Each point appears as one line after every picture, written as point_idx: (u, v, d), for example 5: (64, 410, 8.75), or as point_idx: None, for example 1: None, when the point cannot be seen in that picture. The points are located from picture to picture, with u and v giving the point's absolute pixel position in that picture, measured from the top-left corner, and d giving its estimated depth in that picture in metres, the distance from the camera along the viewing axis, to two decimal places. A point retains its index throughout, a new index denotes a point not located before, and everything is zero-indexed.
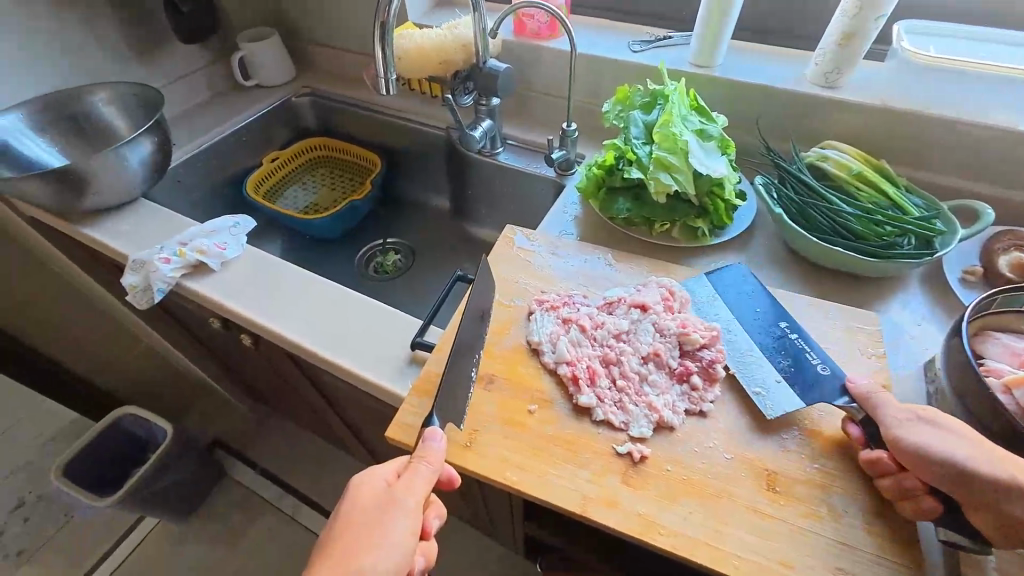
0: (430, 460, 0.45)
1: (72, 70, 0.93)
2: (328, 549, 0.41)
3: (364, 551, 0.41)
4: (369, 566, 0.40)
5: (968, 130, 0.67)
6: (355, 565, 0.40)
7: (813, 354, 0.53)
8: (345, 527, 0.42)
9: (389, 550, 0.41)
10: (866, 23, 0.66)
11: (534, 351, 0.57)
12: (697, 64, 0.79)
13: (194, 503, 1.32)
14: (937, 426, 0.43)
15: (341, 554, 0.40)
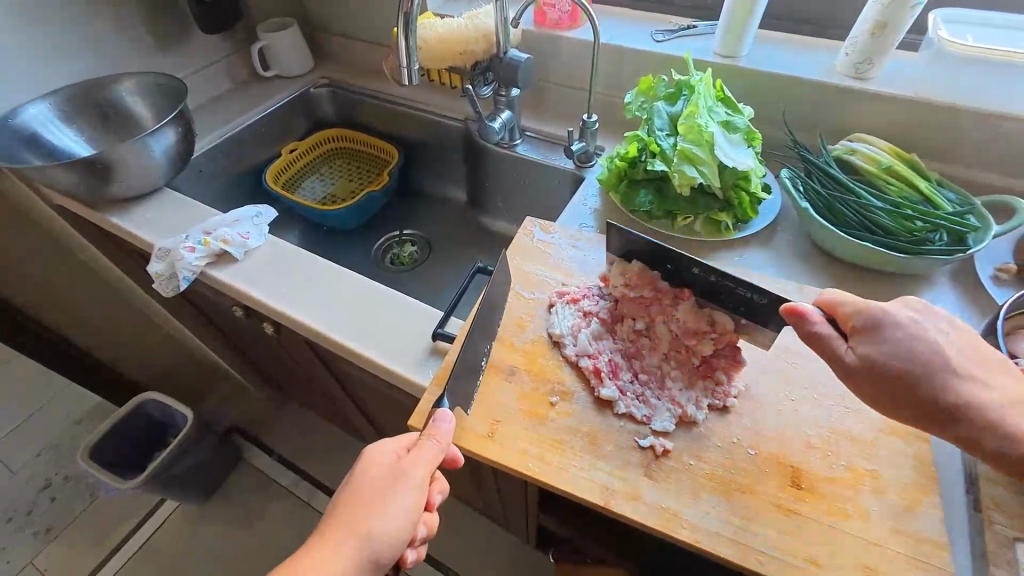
0: (438, 439, 0.46)
1: (98, 60, 0.94)
2: (338, 510, 0.43)
3: (371, 515, 0.43)
4: (375, 530, 0.42)
5: (1006, 123, 0.65)
6: (363, 529, 0.42)
7: (744, 288, 0.49)
8: (354, 492, 0.44)
9: (394, 517, 0.43)
10: (902, 12, 0.64)
11: (555, 344, 0.57)
12: (722, 54, 0.78)
13: (213, 486, 1.36)
14: (888, 376, 0.44)
15: (351, 517, 0.42)
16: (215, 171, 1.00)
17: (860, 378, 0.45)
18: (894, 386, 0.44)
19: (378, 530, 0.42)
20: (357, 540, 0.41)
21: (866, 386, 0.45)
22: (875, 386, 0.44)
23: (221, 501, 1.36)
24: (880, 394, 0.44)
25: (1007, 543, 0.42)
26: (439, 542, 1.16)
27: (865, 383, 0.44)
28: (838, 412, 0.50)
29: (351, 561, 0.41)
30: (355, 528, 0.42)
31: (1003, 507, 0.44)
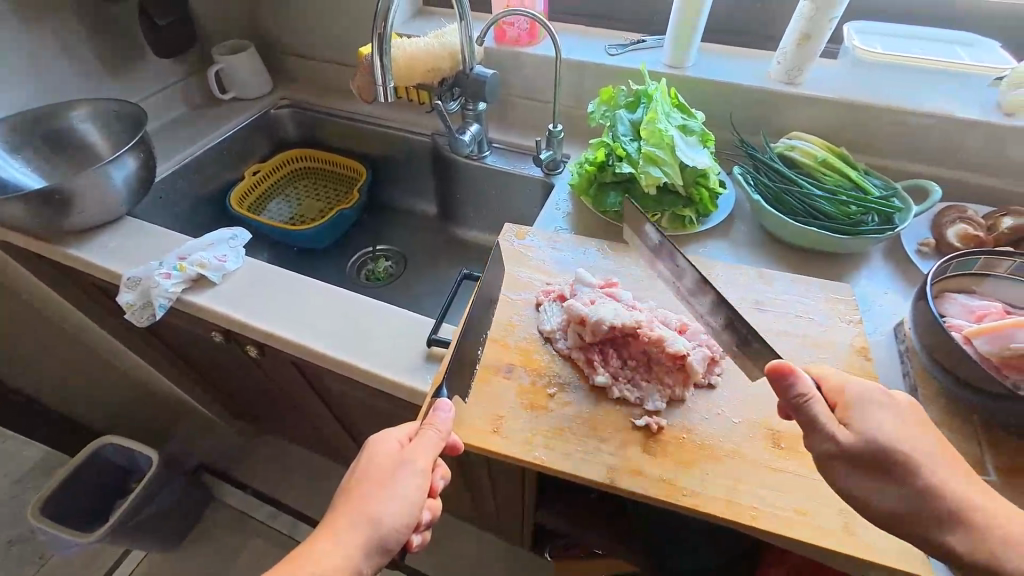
0: (438, 427, 0.48)
1: (42, 88, 0.90)
2: (345, 498, 0.44)
3: (378, 500, 0.44)
4: (381, 513, 0.43)
5: (913, 118, 0.74)
6: (370, 513, 0.43)
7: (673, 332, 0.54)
8: (360, 478, 0.45)
9: (399, 501, 0.44)
10: (822, 24, 0.73)
11: (546, 341, 0.60)
12: (670, 65, 0.85)
13: (184, 529, 1.28)
14: (877, 465, 0.42)
15: (357, 503, 0.44)
16: (176, 198, 0.97)
17: (844, 460, 0.42)
18: (885, 479, 0.41)
19: (384, 514, 0.43)
20: (365, 524, 0.43)
21: (851, 472, 0.42)
22: (864, 473, 0.42)
23: (195, 545, 1.29)
24: (870, 489, 0.42)
25: None
26: (431, 558, 1.15)
27: (851, 469, 0.42)
28: None
29: (360, 544, 0.42)
30: (363, 512, 0.43)
31: None
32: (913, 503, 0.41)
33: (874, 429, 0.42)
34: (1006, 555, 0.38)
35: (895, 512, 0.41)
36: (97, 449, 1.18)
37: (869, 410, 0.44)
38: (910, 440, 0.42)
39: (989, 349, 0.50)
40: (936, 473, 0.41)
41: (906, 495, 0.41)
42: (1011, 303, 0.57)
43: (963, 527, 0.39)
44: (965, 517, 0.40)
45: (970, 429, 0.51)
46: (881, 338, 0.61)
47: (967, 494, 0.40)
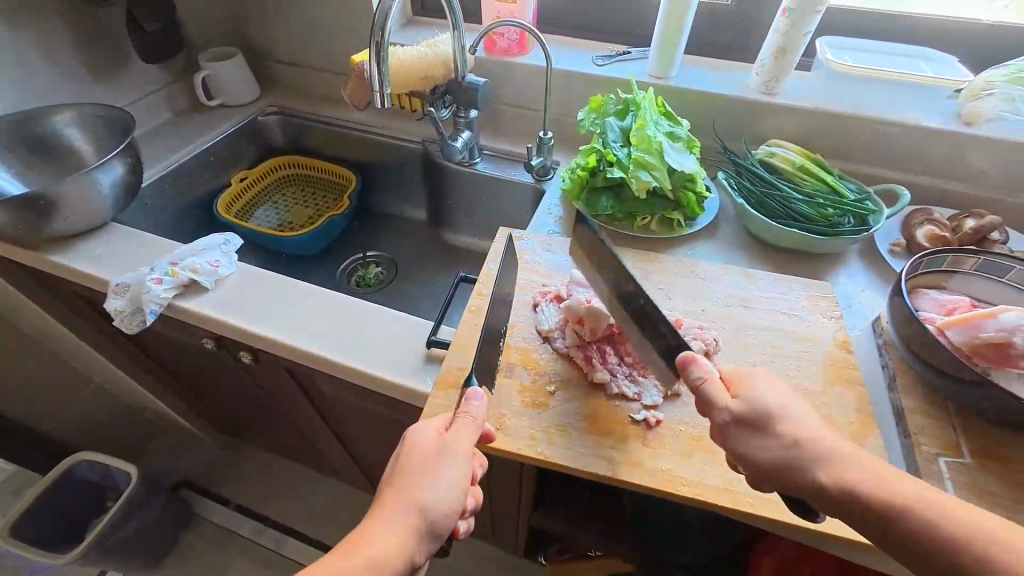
0: (474, 414, 0.49)
1: (22, 92, 0.88)
2: (391, 488, 0.45)
3: (426, 487, 0.45)
4: (431, 500, 0.44)
5: (882, 127, 0.79)
6: (420, 500, 0.44)
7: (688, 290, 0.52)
8: (406, 468, 0.45)
9: (446, 487, 0.45)
10: (797, 38, 0.77)
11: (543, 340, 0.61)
12: (655, 75, 0.89)
13: (164, 547, 1.23)
14: (757, 427, 0.44)
15: (406, 491, 0.44)
16: (162, 204, 0.96)
17: (733, 424, 0.45)
18: (768, 434, 0.44)
19: (433, 500, 0.44)
20: (416, 511, 0.43)
21: (738, 437, 0.45)
22: (748, 434, 0.44)
23: (175, 563, 1.24)
24: (753, 447, 0.44)
25: (932, 459, 0.50)
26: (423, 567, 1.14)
27: (737, 433, 0.45)
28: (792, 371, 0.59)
29: (413, 531, 0.43)
30: (413, 500, 0.44)
31: (926, 431, 0.53)
32: (789, 452, 0.43)
33: (757, 395, 0.46)
34: (862, 485, 0.41)
35: (774, 461, 0.43)
36: (71, 466, 1.12)
37: (756, 383, 0.47)
38: (788, 406, 0.45)
39: (961, 338, 0.53)
40: (803, 427, 0.44)
41: (781, 445, 0.43)
42: (978, 297, 0.61)
43: (825, 466, 0.42)
44: (827, 458, 0.42)
45: (946, 416, 0.54)
46: (861, 333, 0.65)
47: (836, 445, 0.43)
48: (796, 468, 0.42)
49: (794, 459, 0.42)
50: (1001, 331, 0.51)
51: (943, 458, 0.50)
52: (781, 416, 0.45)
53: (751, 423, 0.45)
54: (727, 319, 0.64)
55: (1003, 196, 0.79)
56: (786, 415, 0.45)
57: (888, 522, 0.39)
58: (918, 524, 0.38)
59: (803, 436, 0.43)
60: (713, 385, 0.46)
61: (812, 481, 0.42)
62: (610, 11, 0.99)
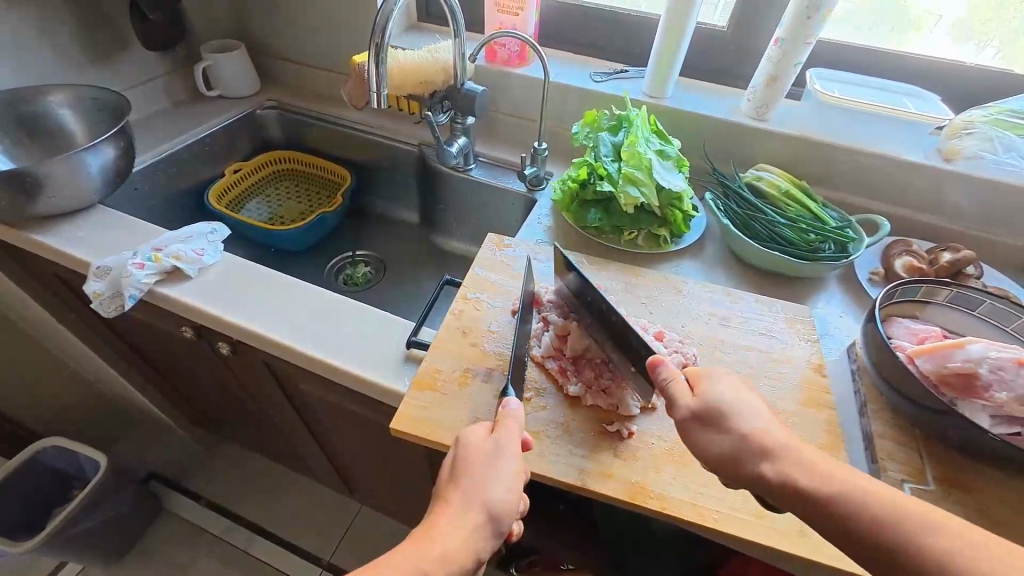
0: (516, 416, 0.50)
1: (18, 71, 0.88)
2: (453, 489, 0.46)
3: (487, 486, 0.46)
4: (492, 497, 0.46)
5: (866, 159, 0.81)
6: (482, 497, 0.45)
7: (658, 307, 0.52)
8: (466, 470, 0.47)
9: (505, 486, 0.46)
10: (787, 68, 0.79)
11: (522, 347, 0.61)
12: (650, 95, 0.91)
13: (128, 541, 1.20)
14: (714, 422, 0.45)
15: (468, 490, 0.46)
16: (152, 190, 0.95)
17: (692, 421, 0.45)
18: (719, 430, 0.45)
19: (494, 497, 0.46)
20: (480, 508, 0.45)
21: (696, 430, 0.45)
22: (701, 428, 0.45)
23: (138, 558, 1.21)
24: (707, 441, 0.45)
25: (897, 484, 0.51)
26: None
27: (695, 429, 0.45)
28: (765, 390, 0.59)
29: (479, 528, 0.44)
30: (477, 498, 0.45)
31: (893, 457, 0.53)
32: (738, 446, 0.43)
33: (716, 392, 0.46)
34: (799, 477, 0.40)
35: (727, 455, 0.43)
36: (36, 452, 1.09)
37: (715, 381, 0.48)
38: (742, 401, 0.46)
39: (930, 366, 0.54)
40: (749, 421, 0.44)
41: (730, 439, 0.44)
42: (950, 328, 0.63)
43: (767, 456, 0.42)
44: (770, 449, 0.42)
45: (914, 443, 0.54)
46: (836, 358, 0.66)
47: (778, 436, 0.43)
48: (741, 460, 0.43)
49: (741, 452, 0.43)
50: (968, 361, 0.52)
51: (908, 484, 0.51)
52: (735, 412, 0.45)
53: (707, 418, 0.45)
54: (705, 336, 0.65)
55: (980, 232, 0.81)
56: (740, 410, 0.45)
57: (830, 508, 0.38)
58: (854, 512, 0.37)
59: (755, 431, 0.44)
60: (677, 385, 0.47)
61: (756, 473, 0.42)
62: (609, 30, 1.01)
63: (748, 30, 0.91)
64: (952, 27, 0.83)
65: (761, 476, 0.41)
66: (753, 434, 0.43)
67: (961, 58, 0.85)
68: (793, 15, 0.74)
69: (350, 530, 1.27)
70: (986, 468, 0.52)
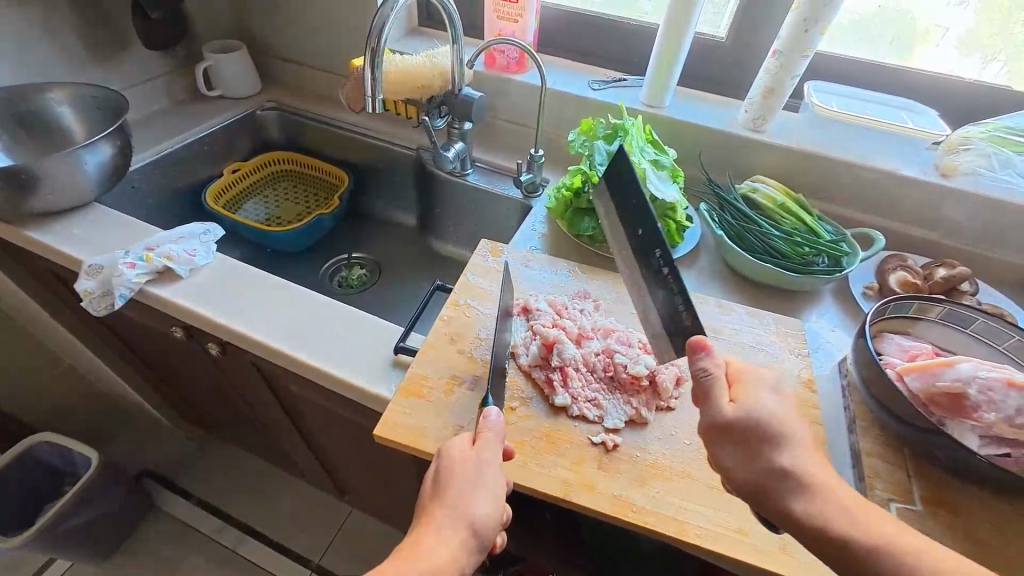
0: (497, 428, 0.50)
1: (20, 68, 0.89)
2: (436, 503, 0.46)
3: (470, 500, 0.46)
4: (476, 511, 0.46)
5: (862, 172, 0.81)
6: (467, 512, 0.45)
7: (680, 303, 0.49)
8: (449, 484, 0.46)
9: (488, 499, 0.46)
10: (784, 80, 0.79)
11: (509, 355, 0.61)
12: (648, 103, 0.91)
13: (118, 539, 1.20)
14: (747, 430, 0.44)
15: (452, 505, 0.46)
16: (149, 189, 0.95)
17: (721, 423, 0.45)
18: (751, 449, 0.44)
19: (478, 512, 0.46)
20: (464, 523, 0.45)
21: (723, 435, 0.45)
22: (730, 444, 0.44)
23: (127, 555, 1.21)
24: (732, 454, 0.44)
25: (883, 503, 0.51)
26: None
27: (724, 430, 0.45)
28: None
29: (463, 543, 0.44)
30: (461, 512, 0.45)
31: (880, 475, 0.53)
32: (765, 455, 0.43)
33: (754, 399, 0.45)
34: (834, 518, 0.40)
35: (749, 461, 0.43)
36: (30, 448, 1.09)
37: (759, 388, 0.46)
38: (785, 419, 0.44)
39: (919, 385, 0.54)
40: (787, 447, 0.43)
41: (762, 464, 0.43)
42: (941, 346, 0.62)
43: (806, 493, 0.42)
44: (810, 485, 0.42)
45: (902, 462, 0.54)
46: (827, 373, 0.65)
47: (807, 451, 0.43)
48: (768, 485, 0.42)
49: (771, 480, 0.42)
50: (957, 380, 0.52)
51: (894, 503, 0.51)
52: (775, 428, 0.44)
53: (743, 434, 0.44)
54: None
55: (976, 249, 0.81)
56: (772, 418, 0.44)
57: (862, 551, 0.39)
58: (873, 552, 0.39)
59: (790, 458, 0.43)
60: (715, 382, 0.45)
61: (786, 504, 0.42)
62: (609, 39, 1.01)
63: (747, 41, 0.91)
64: (959, 41, 0.82)
65: (788, 489, 0.42)
66: (793, 465, 0.43)
67: (966, 74, 0.85)
68: (791, 27, 0.74)
69: (340, 533, 1.26)
70: (974, 489, 0.52)
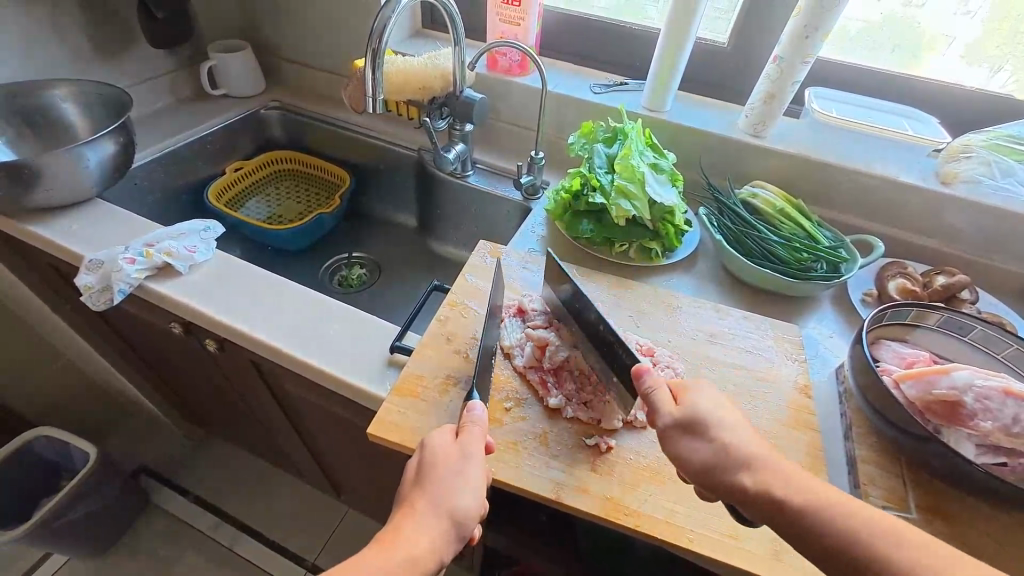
0: (480, 422, 0.49)
1: (26, 64, 0.90)
2: (419, 495, 0.46)
3: (454, 492, 0.46)
4: (459, 503, 0.46)
5: (862, 179, 0.81)
6: (449, 504, 0.46)
7: None
8: (432, 476, 0.46)
9: (472, 492, 0.47)
10: (785, 86, 0.79)
11: (504, 355, 0.62)
12: (649, 108, 0.91)
13: (115, 535, 1.20)
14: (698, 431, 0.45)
15: (434, 496, 0.46)
16: (151, 186, 0.96)
17: (674, 429, 0.46)
18: (698, 437, 0.45)
19: (460, 504, 0.46)
20: (446, 514, 0.45)
21: (677, 440, 0.46)
22: (682, 438, 0.46)
23: (123, 551, 1.21)
24: (688, 448, 0.45)
25: (877, 511, 0.51)
26: None
27: (677, 436, 0.46)
28: (749, 410, 0.59)
29: (445, 534, 0.45)
30: (443, 503, 0.46)
31: (875, 482, 0.53)
32: (717, 455, 0.44)
33: (696, 403, 0.47)
34: (778, 488, 0.42)
35: (703, 463, 0.44)
36: (29, 442, 1.09)
37: (701, 395, 0.48)
38: (726, 413, 0.47)
39: (914, 393, 0.54)
40: (727, 430, 0.45)
41: (710, 448, 0.44)
42: (939, 353, 0.62)
43: (746, 466, 0.43)
44: (749, 459, 0.43)
45: (898, 469, 0.54)
46: (824, 379, 0.65)
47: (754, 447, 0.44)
48: (722, 470, 0.43)
49: (720, 461, 0.44)
50: (952, 388, 0.52)
51: (888, 511, 0.50)
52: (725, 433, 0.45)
53: (689, 424, 0.46)
54: (691, 351, 0.64)
55: (976, 257, 0.80)
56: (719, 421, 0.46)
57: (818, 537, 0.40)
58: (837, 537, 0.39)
59: (729, 437, 0.45)
60: (661, 394, 0.47)
61: (735, 482, 0.43)
62: (611, 43, 1.01)
63: (749, 47, 0.91)
64: (965, 50, 0.82)
65: (739, 485, 0.43)
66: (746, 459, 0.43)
67: (972, 83, 0.85)
68: (792, 33, 0.74)
69: (336, 532, 1.26)
70: (969, 498, 0.51)
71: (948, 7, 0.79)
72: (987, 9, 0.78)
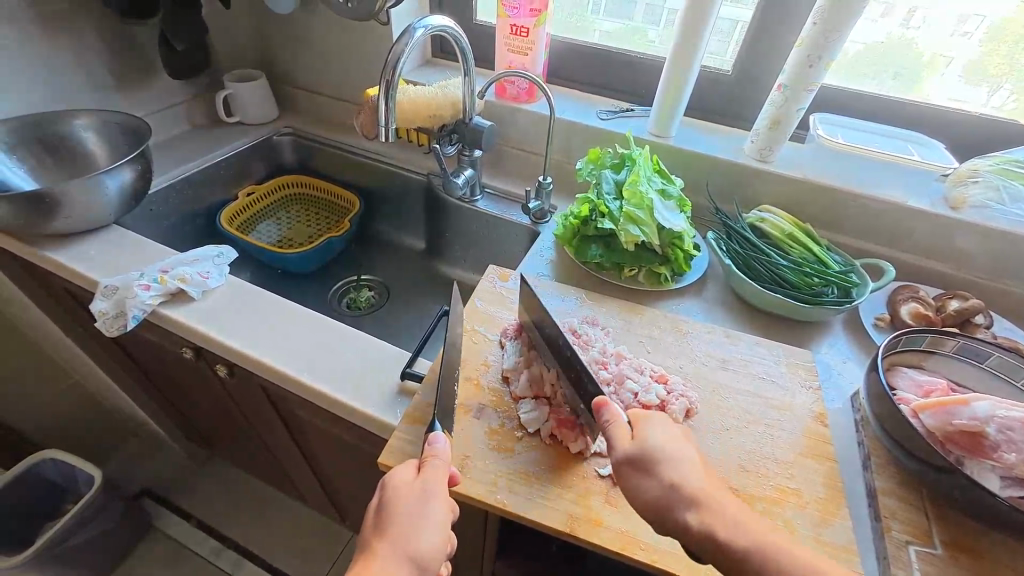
0: (442, 456, 0.49)
1: (47, 92, 0.93)
2: (378, 539, 0.45)
3: (415, 533, 0.45)
4: (420, 545, 0.45)
5: (870, 204, 0.81)
6: (410, 547, 0.44)
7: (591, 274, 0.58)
8: (394, 516, 0.46)
9: (432, 530, 0.46)
10: (790, 113, 0.80)
11: (506, 380, 0.61)
12: (655, 133, 0.93)
13: (115, 561, 1.18)
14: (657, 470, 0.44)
15: (395, 540, 0.45)
16: (166, 211, 0.98)
17: (625, 464, 0.46)
18: (649, 475, 0.45)
19: (422, 546, 0.45)
20: (407, 559, 0.44)
21: (628, 476, 0.46)
22: (635, 474, 0.46)
23: None
24: (639, 485, 0.45)
25: (901, 546, 0.49)
26: None
27: (628, 472, 0.46)
28: (763, 439, 0.57)
29: None
30: (403, 546, 0.44)
31: (896, 515, 0.51)
32: (665, 493, 0.44)
33: (652, 439, 0.47)
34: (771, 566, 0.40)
35: (651, 502, 0.44)
36: (35, 465, 1.08)
37: (653, 428, 0.49)
38: None
39: (934, 422, 0.53)
40: (684, 473, 0.45)
41: (662, 487, 0.44)
42: (957, 380, 0.61)
43: (726, 517, 0.43)
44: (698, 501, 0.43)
45: (920, 501, 0.52)
46: (841, 408, 0.64)
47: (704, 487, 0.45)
48: (668, 509, 0.43)
49: (668, 503, 0.44)
50: (973, 419, 0.51)
51: (912, 546, 0.49)
52: None
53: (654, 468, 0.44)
54: (704, 379, 0.64)
55: (989, 282, 0.80)
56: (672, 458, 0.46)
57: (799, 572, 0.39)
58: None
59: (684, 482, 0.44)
60: (617, 428, 0.48)
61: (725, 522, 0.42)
62: (616, 70, 1.03)
63: (753, 75, 0.93)
64: (965, 69, 0.83)
65: (685, 526, 0.43)
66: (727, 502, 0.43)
67: (972, 104, 0.86)
68: (796, 63, 0.75)
69: (341, 557, 1.24)
70: (995, 535, 0.50)
71: (946, 28, 0.81)
72: (982, 30, 0.80)
